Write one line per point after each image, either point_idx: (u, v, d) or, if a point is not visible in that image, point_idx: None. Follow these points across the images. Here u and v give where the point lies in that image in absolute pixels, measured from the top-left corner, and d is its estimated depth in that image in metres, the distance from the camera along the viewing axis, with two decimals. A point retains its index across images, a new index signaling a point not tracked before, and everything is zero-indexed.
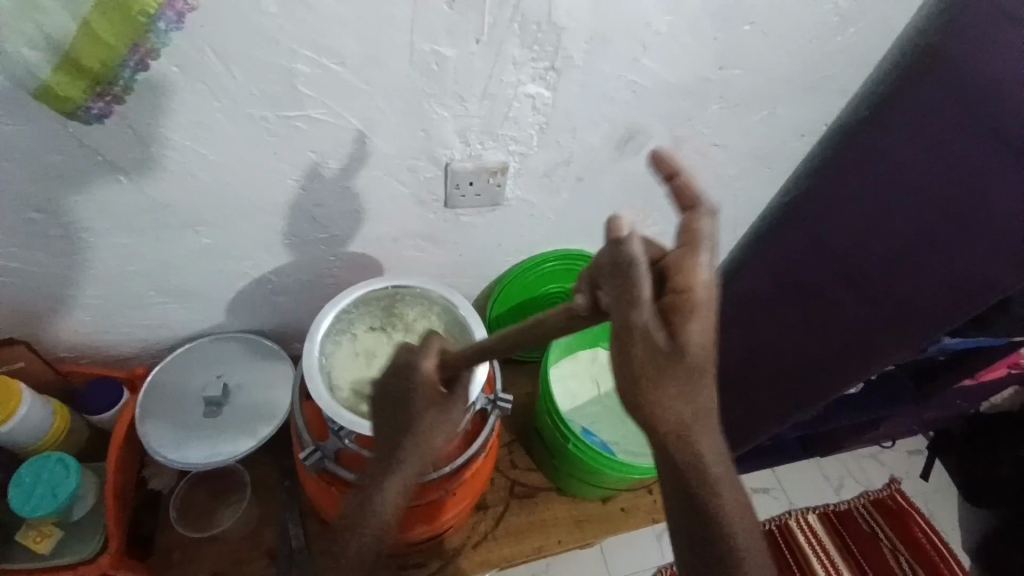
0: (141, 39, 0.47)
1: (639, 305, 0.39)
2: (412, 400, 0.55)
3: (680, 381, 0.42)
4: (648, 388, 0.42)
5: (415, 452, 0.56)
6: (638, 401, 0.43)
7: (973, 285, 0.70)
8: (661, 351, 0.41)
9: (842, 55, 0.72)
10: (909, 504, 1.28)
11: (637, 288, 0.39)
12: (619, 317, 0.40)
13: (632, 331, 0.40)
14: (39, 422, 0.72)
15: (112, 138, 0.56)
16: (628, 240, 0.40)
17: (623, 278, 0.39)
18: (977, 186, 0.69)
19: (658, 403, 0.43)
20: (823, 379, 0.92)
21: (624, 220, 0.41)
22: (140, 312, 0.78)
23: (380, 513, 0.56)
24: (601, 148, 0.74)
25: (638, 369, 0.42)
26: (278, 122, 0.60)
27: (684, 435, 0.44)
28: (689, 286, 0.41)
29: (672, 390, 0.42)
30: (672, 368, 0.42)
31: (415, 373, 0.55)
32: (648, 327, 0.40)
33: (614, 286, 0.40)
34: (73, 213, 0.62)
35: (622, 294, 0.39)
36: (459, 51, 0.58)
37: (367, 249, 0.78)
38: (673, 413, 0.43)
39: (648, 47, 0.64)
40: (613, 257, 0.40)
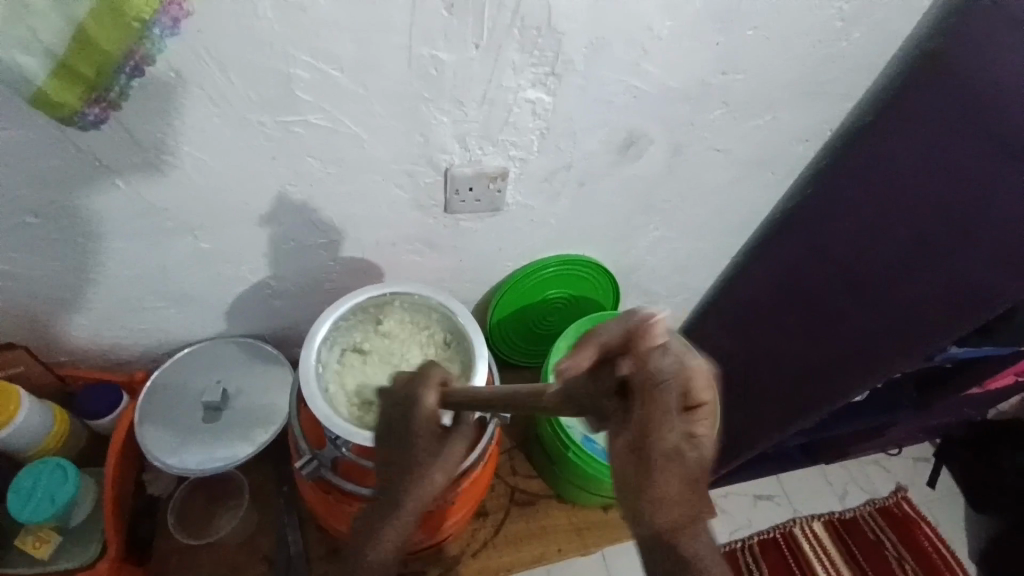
0: (137, 45, 0.47)
1: (664, 410, 0.37)
2: (411, 433, 0.54)
3: (692, 490, 0.39)
4: (657, 494, 0.39)
5: (415, 499, 0.54)
6: (647, 501, 0.39)
7: (968, 292, 0.69)
8: (682, 464, 0.38)
9: (845, 59, 0.71)
10: (915, 513, 1.27)
11: (667, 400, 0.37)
12: (641, 419, 0.38)
13: (656, 445, 0.38)
14: (37, 426, 0.72)
15: (109, 142, 0.56)
16: (662, 349, 0.38)
17: (652, 390, 0.37)
18: (986, 199, 0.67)
19: (664, 509, 0.39)
20: (817, 386, 0.91)
21: (662, 324, 0.39)
22: (139, 316, 0.77)
23: (383, 548, 0.54)
24: (602, 154, 0.74)
25: (647, 476, 0.39)
26: (276, 127, 0.59)
27: (689, 536, 0.40)
28: (701, 389, 0.38)
29: (682, 499, 0.39)
30: (692, 475, 0.39)
31: (416, 406, 0.54)
32: (675, 438, 0.38)
33: (642, 397, 0.38)
34: (71, 219, 0.62)
35: (647, 403, 0.38)
36: (458, 56, 0.57)
37: (366, 254, 0.78)
38: (669, 510, 0.39)
39: (649, 53, 0.63)
40: (643, 366, 0.38)
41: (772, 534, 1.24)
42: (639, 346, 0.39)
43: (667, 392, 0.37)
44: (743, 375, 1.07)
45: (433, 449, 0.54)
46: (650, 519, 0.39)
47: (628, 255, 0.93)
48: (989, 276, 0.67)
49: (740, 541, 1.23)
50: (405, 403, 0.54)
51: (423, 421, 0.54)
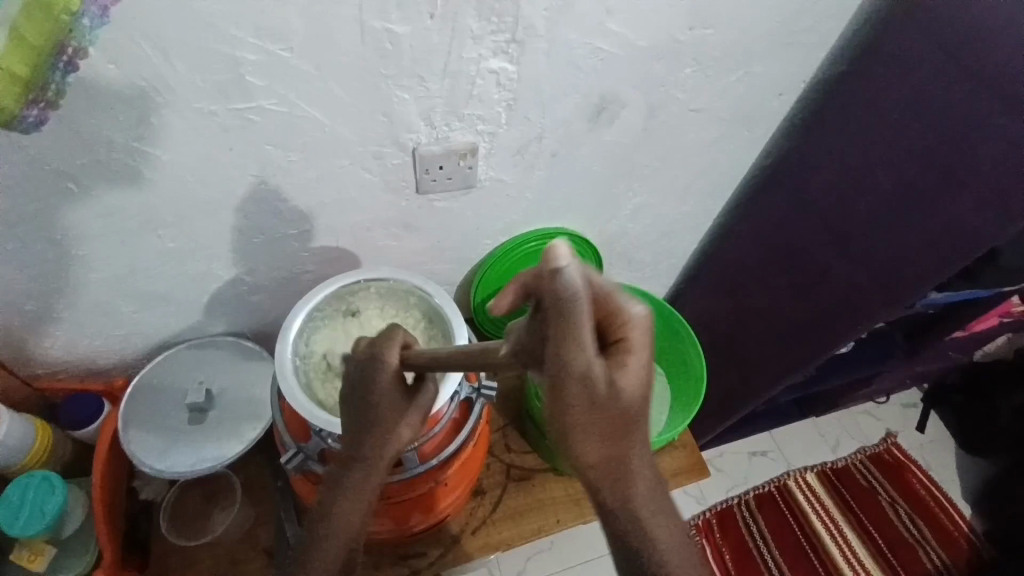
0: (66, 38, 0.46)
1: (578, 339, 0.36)
2: (373, 395, 0.53)
3: (613, 425, 0.41)
4: (575, 427, 0.41)
5: (373, 471, 0.56)
6: (567, 436, 0.41)
7: (954, 236, 0.70)
8: (596, 394, 0.39)
9: (814, 6, 0.69)
10: (906, 458, 1.28)
11: (579, 327, 0.36)
12: (554, 352, 0.37)
13: (572, 374, 0.37)
14: (19, 442, 0.71)
15: (56, 144, 0.53)
16: (568, 271, 0.35)
17: (563, 311, 0.35)
18: (966, 139, 0.67)
19: (584, 445, 0.42)
20: (811, 338, 0.92)
21: (563, 247, 0.35)
22: (112, 322, 0.76)
23: (349, 515, 0.56)
24: (573, 120, 0.72)
25: (567, 409, 0.39)
26: (229, 116, 0.57)
27: (612, 469, 0.43)
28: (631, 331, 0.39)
29: (602, 436, 0.41)
30: (609, 410, 0.40)
31: (379, 365, 0.53)
32: (587, 368, 0.37)
33: (554, 327, 0.36)
34: (28, 228, 0.60)
35: (562, 332, 0.36)
36: (412, 27, 0.55)
37: (341, 241, 0.76)
38: (580, 454, 0.42)
39: (612, 12, 0.61)
40: (550, 290, 0.35)
41: (767, 488, 1.26)
42: (545, 280, 0.35)
43: (576, 319, 0.35)
44: (732, 337, 1.07)
45: (396, 411, 0.55)
46: (576, 454, 0.42)
47: (609, 223, 0.92)
48: (975, 218, 0.68)
49: (736, 499, 1.25)
50: (366, 363, 0.54)
51: (383, 386, 0.53)
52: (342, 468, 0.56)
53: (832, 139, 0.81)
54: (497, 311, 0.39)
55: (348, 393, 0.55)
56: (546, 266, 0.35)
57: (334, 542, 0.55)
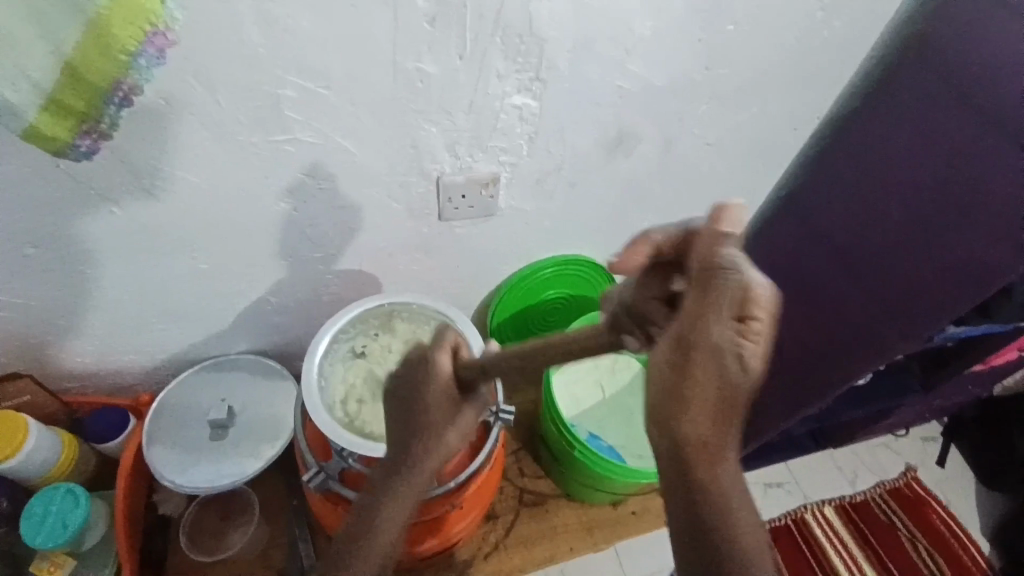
0: (124, 76, 0.47)
1: (726, 309, 0.36)
2: (425, 406, 0.50)
3: (728, 409, 0.36)
4: (685, 402, 0.36)
5: (419, 473, 0.50)
6: (672, 414, 0.37)
7: (971, 265, 0.69)
8: (724, 377, 0.36)
9: (829, 46, 0.71)
10: (926, 492, 1.27)
11: (721, 297, 0.37)
12: (690, 318, 0.37)
13: (702, 345, 0.36)
14: (46, 455, 0.73)
15: (104, 171, 0.57)
16: (745, 259, 0.38)
17: (711, 278, 0.37)
18: (971, 174, 0.69)
19: (694, 428, 0.37)
20: (822, 367, 0.91)
21: (736, 210, 0.43)
22: (142, 339, 0.78)
23: (395, 524, 0.49)
24: (592, 153, 0.74)
25: (683, 386, 0.36)
26: (266, 146, 0.60)
27: (710, 459, 0.37)
28: (758, 303, 0.36)
29: (714, 420, 0.37)
30: (734, 397, 0.36)
31: (433, 374, 0.51)
32: (722, 344, 0.36)
33: (695, 288, 0.38)
34: (71, 248, 0.63)
35: (706, 301, 0.36)
36: (442, 66, 0.58)
37: (364, 265, 0.78)
38: (676, 433, 0.37)
39: (632, 52, 0.63)
40: (705, 261, 0.39)
41: (783, 521, 1.24)
42: (709, 231, 0.43)
43: (725, 292, 0.37)
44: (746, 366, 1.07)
45: (447, 418, 0.51)
46: (679, 431, 0.37)
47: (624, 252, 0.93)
48: (986, 245, 0.68)
49: None
50: (420, 365, 0.52)
51: (436, 387, 0.51)
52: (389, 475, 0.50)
53: (850, 170, 0.81)
54: (615, 265, 0.47)
55: (394, 399, 0.51)
56: (710, 235, 0.38)
57: (367, 560, 0.48)
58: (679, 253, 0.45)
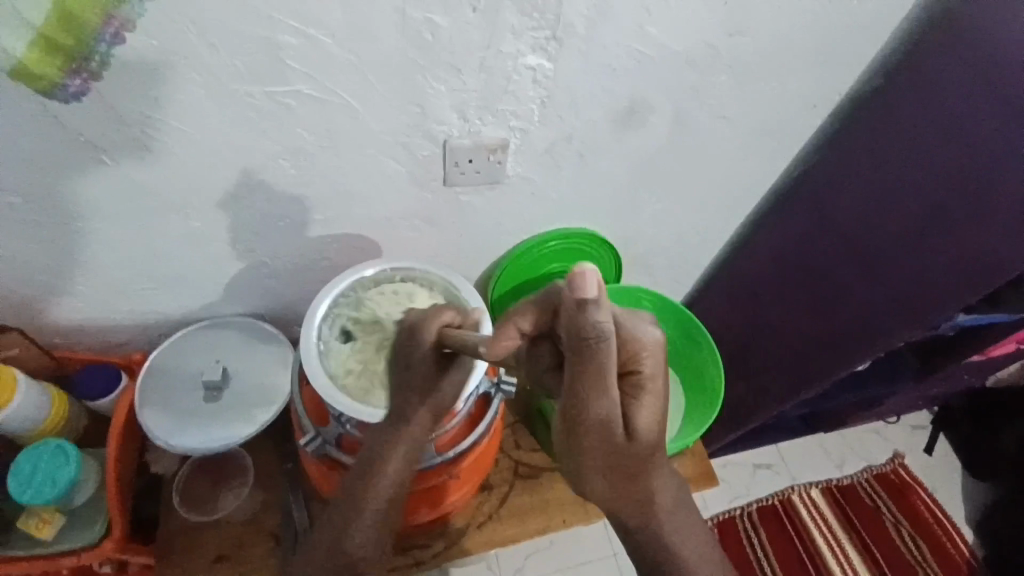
0: (114, 9, 0.47)
1: (602, 389, 0.42)
2: (411, 360, 0.58)
3: (621, 455, 0.48)
4: (588, 462, 0.49)
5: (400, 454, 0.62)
6: (581, 460, 0.48)
7: (978, 262, 0.68)
8: (610, 439, 0.46)
9: (853, 19, 0.69)
10: (910, 478, 1.28)
11: (591, 359, 0.41)
12: (572, 395, 0.43)
13: (589, 422, 0.44)
14: (34, 411, 0.71)
15: (95, 119, 0.54)
16: (593, 303, 0.39)
17: (581, 349, 0.40)
18: (992, 159, 0.66)
19: (599, 477, 0.50)
20: (821, 358, 0.89)
21: (594, 274, 0.39)
22: (133, 297, 0.76)
23: (395, 464, 0.62)
24: (603, 122, 0.71)
25: (583, 456, 0.48)
26: (265, 99, 0.57)
27: (627, 484, 0.51)
28: (642, 357, 0.45)
29: (615, 469, 0.50)
30: (625, 451, 0.48)
31: (418, 335, 0.58)
32: (607, 413, 0.44)
33: (571, 360, 0.41)
34: (58, 200, 0.60)
35: (580, 376, 0.42)
36: (453, 20, 0.55)
37: (363, 230, 0.76)
38: (585, 483, 0.50)
39: (652, 14, 0.61)
40: (571, 334, 0.40)
41: (770, 502, 1.24)
42: (571, 305, 0.40)
43: (594, 360, 0.40)
44: (744, 347, 1.06)
45: (435, 376, 0.60)
46: (587, 487, 0.51)
47: (627, 229, 0.91)
48: (998, 244, 0.66)
49: (739, 510, 1.23)
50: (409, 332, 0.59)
51: (421, 359, 0.58)
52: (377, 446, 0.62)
53: (862, 150, 0.80)
54: (492, 354, 0.46)
55: (394, 358, 0.61)
56: (575, 297, 0.40)
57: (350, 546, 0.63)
58: (552, 322, 0.45)
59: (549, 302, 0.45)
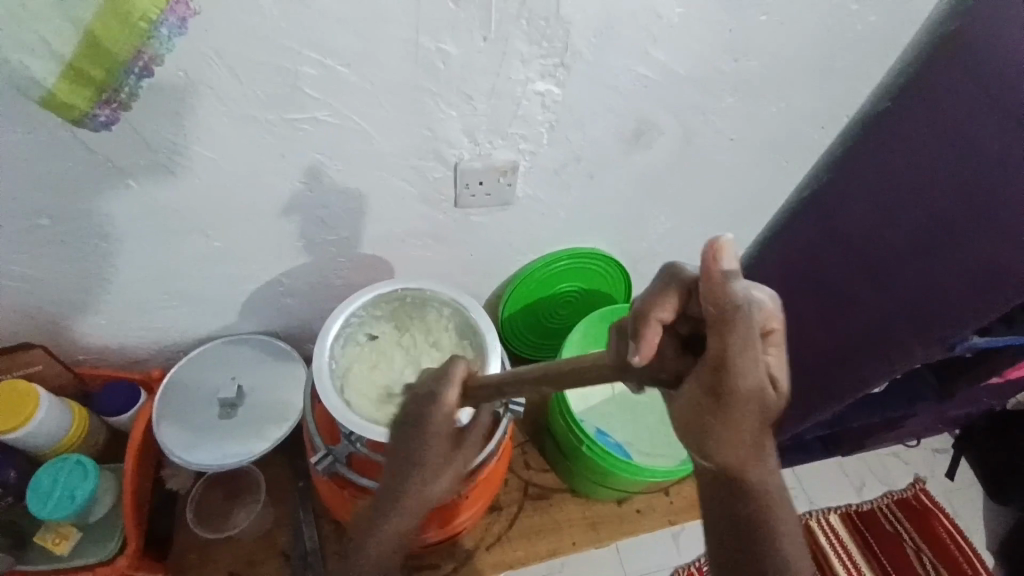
0: (143, 45, 0.48)
1: (754, 344, 0.42)
2: (429, 426, 0.55)
3: (767, 417, 0.46)
4: (735, 422, 0.45)
5: (428, 476, 0.58)
6: (724, 433, 0.46)
7: (979, 270, 0.68)
8: (766, 402, 0.45)
9: (861, 41, 0.69)
10: (933, 504, 1.25)
11: (753, 325, 0.41)
12: (735, 362, 0.42)
13: (747, 384, 0.43)
14: (55, 427, 0.73)
15: (121, 144, 0.56)
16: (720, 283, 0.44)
17: (728, 319, 0.41)
18: (1003, 173, 0.66)
19: (726, 441, 0.46)
20: (848, 367, 0.88)
21: (709, 257, 0.44)
22: (152, 315, 0.78)
23: (413, 501, 0.57)
24: (612, 144, 0.73)
25: (724, 415, 0.44)
26: (283, 125, 0.59)
27: (748, 457, 0.47)
28: (762, 312, 0.42)
29: (756, 430, 0.46)
30: (772, 407, 0.46)
31: (438, 396, 0.56)
32: (762, 369, 0.43)
33: (715, 328, 0.41)
34: (85, 222, 0.63)
35: (743, 343, 0.41)
36: (464, 48, 0.57)
37: (377, 249, 0.78)
38: (728, 446, 0.46)
39: (658, 40, 0.62)
40: (714, 304, 0.41)
41: None
42: (695, 289, 0.45)
43: (747, 325, 0.41)
44: None
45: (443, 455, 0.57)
46: (720, 447, 0.47)
47: (636, 248, 0.92)
48: (1004, 253, 0.66)
49: None
50: (425, 397, 0.56)
51: (438, 423, 0.55)
52: (408, 476, 0.57)
53: (872, 165, 0.80)
54: (641, 359, 0.44)
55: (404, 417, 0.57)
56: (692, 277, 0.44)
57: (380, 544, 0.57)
58: (681, 310, 0.46)
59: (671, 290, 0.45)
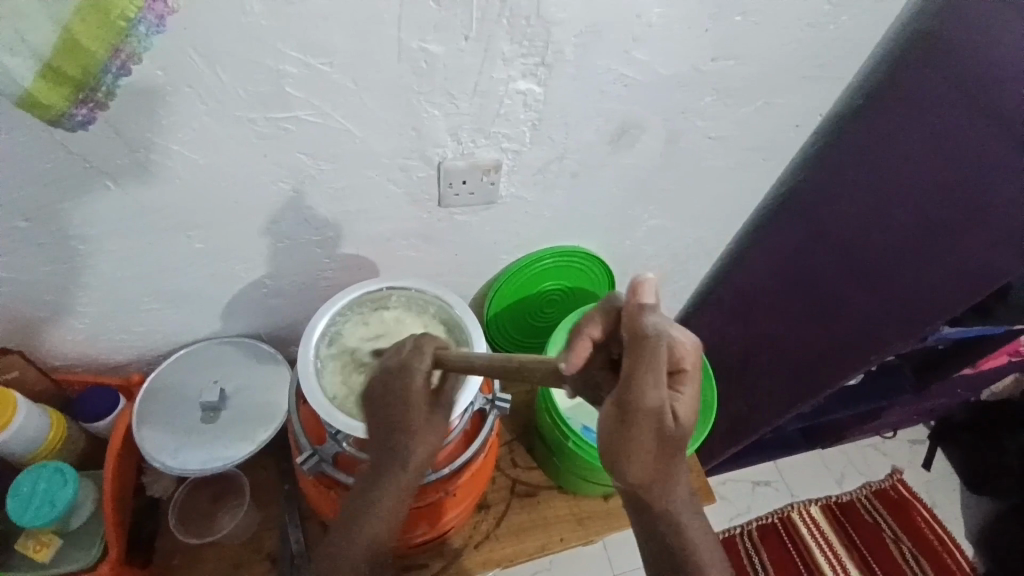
0: (123, 43, 0.47)
1: (657, 377, 0.44)
2: (404, 402, 0.56)
3: (669, 450, 0.49)
4: (629, 444, 0.47)
5: (395, 480, 0.59)
6: (620, 459, 0.48)
7: (974, 271, 0.70)
8: (660, 431, 0.47)
9: (836, 41, 0.71)
10: (910, 494, 1.28)
11: (651, 358, 0.44)
12: (629, 391, 0.45)
13: (639, 409, 0.45)
14: (35, 433, 0.72)
15: (100, 144, 0.55)
16: (652, 305, 0.48)
17: (640, 345, 0.45)
18: (988, 178, 0.67)
19: (636, 470, 0.49)
20: (832, 365, 0.90)
21: (649, 286, 0.48)
22: (132, 319, 0.77)
23: (387, 503, 0.59)
24: (595, 143, 0.73)
25: (629, 434, 0.46)
26: (266, 124, 0.59)
27: (658, 481, 0.52)
28: (678, 350, 0.49)
29: (654, 457, 0.49)
30: (668, 435, 0.48)
31: (409, 377, 0.56)
32: (661, 402, 0.45)
33: (631, 357, 0.45)
34: (63, 223, 0.62)
35: (634, 369, 0.45)
36: (448, 47, 0.57)
37: (361, 249, 0.78)
38: (625, 470, 0.49)
39: (640, 40, 0.63)
40: (632, 328, 0.46)
41: (771, 520, 1.24)
42: (634, 311, 0.48)
43: (653, 355, 0.44)
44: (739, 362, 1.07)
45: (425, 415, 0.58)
46: (626, 476, 0.50)
47: (620, 247, 0.93)
48: (993, 254, 0.68)
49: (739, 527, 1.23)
50: (399, 369, 0.57)
51: (411, 395, 0.56)
52: (371, 483, 0.60)
53: (859, 167, 0.80)
54: (574, 365, 0.48)
55: (375, 393, 0.58)
56: (632, 302, 0.48)
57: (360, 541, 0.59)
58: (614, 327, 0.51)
59: (610, 310, 0.52)
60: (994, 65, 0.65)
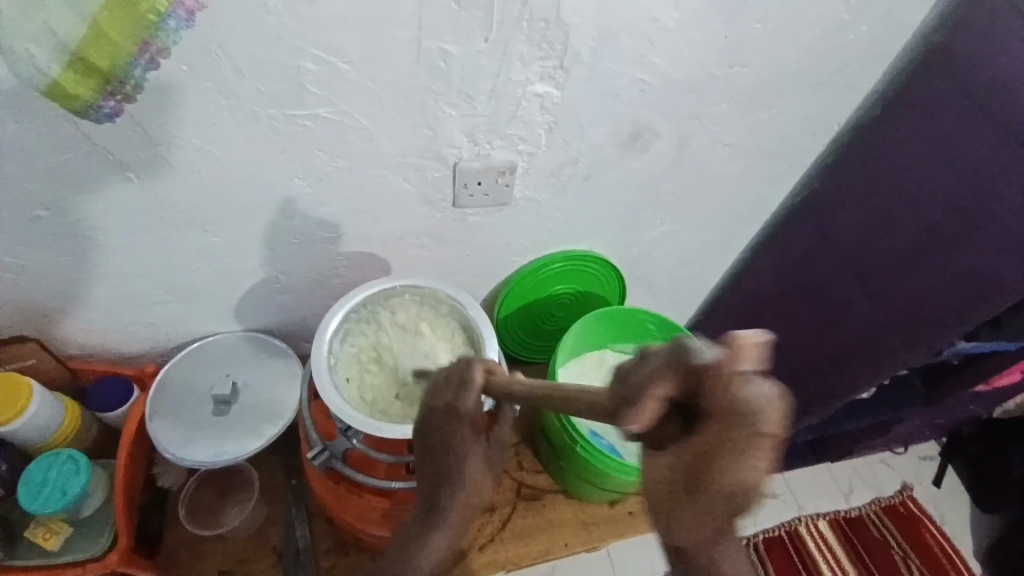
0: (152, 37, 0.48)
1: (753, 450, 0.36)
2: (451, 436, 0.51)
3: (734, 521, 0.39)
4: (696, 516, 0.40)
5: (451, 519, 0.51)
6: (670, 518, 0.41)
7: (977, 279, 0.71)
8: (732, 504, 0.38)
9: (852, 52, 0.71)
10: (920, 510, 1.24)
11: (743, 432, 0.36)
12: (713, 454, 0.37)
13: (718, 481, 0.37)
14: (50, 421, 0.73)
15: (123, 136, 0.56)
16: (746, 371, 0.36)
17: (733, 422, 0.36)
18: (994, 184, 0.68)
19: (687, 529, 0.41)
20: (840, 371, 0.92)
21: (748, 340, 0.37)
22: (147, 310, 0.78)
23: (435, 550, 0.50)
24: (608, 146, 0.74)
25: (691, 507, 0.40)
26: (284, 121, 0.60)
27: (710, 552, 0.42)
28: (768, 418, 0.36)
29: (717, 527, 0.40)
30: (740, 509, 0.39)
31: (461, 394, 0.52)
32: (749, 477, 0.37)
33: (714, 424, 0.37)
34: (84, 214, 0.63)
35: (719, 439, 0.37)
36: (465, 49, 0.58)
37: (374, 247, 0.78)
38: (676, 532, 0.41)
39: (656, 46, 0.63)
40: (723, 397, 0.36)
41: (777, 532, 1.23)
42: (725, 377, 0.36)
43: (747, 429, 0.36)
44: None
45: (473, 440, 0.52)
46: (676, 533, 0.41)
47: (630, 252, 0.93)
48: (997, 262, 0.69)
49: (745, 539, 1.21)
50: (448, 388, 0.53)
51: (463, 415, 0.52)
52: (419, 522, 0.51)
53: (861, 175, 0.82)
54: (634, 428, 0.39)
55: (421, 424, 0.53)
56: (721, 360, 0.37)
57: None
58: (689, 389, 0.38)
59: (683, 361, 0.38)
60: (997, 75, 0.67)
